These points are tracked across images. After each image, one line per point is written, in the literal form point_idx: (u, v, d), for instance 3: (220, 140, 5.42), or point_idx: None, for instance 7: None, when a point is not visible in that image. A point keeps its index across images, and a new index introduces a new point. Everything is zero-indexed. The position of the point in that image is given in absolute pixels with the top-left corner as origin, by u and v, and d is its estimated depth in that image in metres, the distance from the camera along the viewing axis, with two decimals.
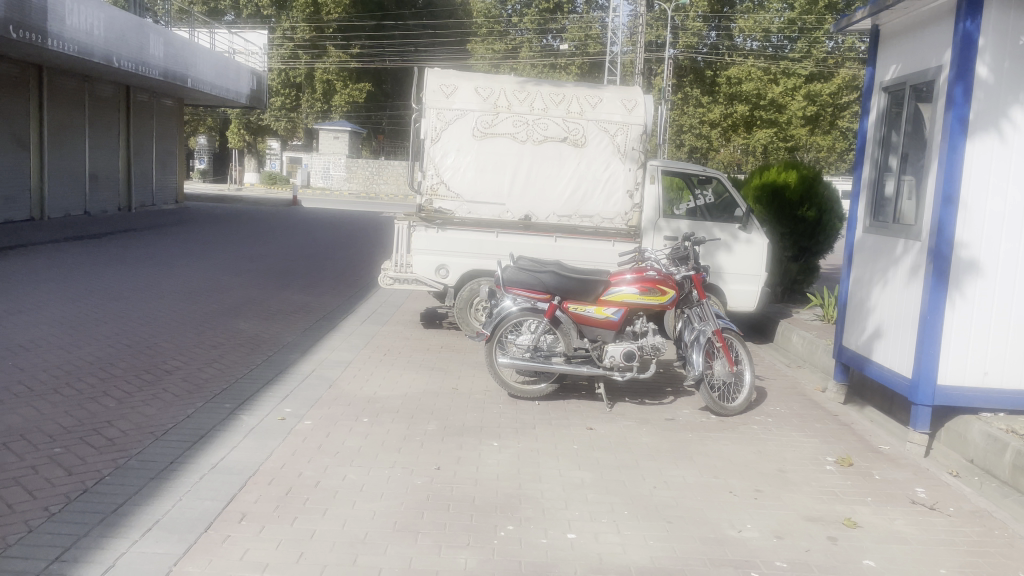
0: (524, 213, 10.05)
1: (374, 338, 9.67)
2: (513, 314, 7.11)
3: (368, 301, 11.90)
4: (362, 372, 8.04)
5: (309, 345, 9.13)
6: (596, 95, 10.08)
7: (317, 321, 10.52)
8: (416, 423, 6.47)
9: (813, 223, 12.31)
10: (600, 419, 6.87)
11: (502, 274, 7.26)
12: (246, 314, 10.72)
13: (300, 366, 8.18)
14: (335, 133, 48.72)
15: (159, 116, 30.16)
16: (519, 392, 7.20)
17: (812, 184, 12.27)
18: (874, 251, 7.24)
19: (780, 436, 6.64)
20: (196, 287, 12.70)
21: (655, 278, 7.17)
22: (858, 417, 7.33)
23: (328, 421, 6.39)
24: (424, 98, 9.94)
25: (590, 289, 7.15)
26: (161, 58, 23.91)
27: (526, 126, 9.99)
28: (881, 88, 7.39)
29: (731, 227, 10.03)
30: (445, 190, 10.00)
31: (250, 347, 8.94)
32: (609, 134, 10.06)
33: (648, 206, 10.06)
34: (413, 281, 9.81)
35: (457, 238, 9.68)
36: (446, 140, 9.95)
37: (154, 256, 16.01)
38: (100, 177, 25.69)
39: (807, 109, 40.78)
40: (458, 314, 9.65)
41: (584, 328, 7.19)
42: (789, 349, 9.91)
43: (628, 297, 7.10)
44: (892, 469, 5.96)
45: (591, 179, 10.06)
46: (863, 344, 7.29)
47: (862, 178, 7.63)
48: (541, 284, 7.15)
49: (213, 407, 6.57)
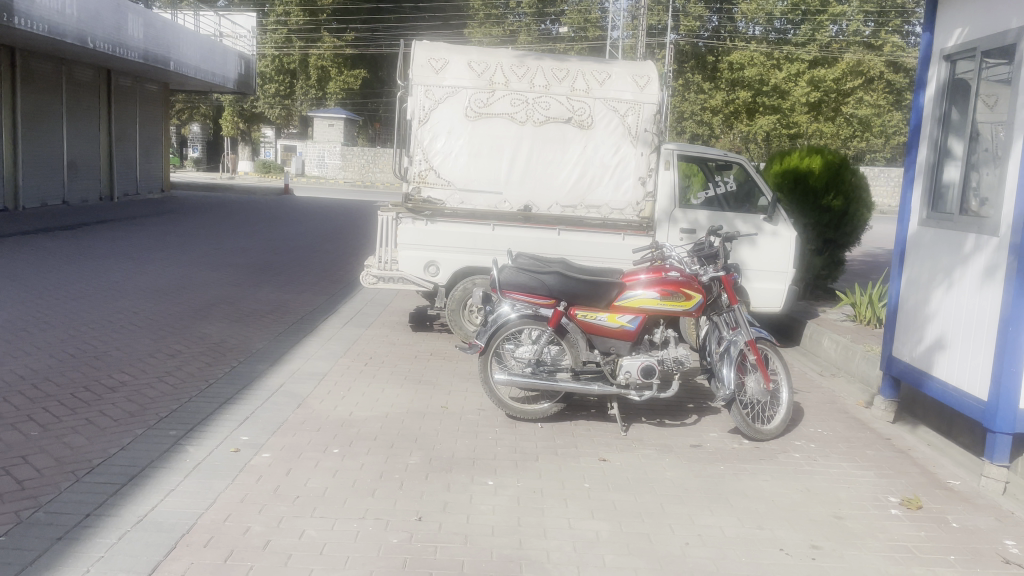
0: (523, 203, 8.98)
1: (356, 344, 8.61)
2: (511, 322, 6.08)
3: (353, 301, 10.83)
4: (339, 387, 6.99)
5: (282, 353, 8.09)
6: (604, 71, 8.99)
7: (295, 323, 9.46)
8: (396, 455, 5.43)
9: (840, 213, 11.33)
10: (614, 446, 5.83)
11: (499, 276, 6.13)
12: (215, 316, 9.64)
13: (268, 379, 7.13)
14: (329, 121, 47.49)
15: (142, 102, 28.96)
16: (519, 414, 6.17)
17: (839, 171, 11.25)
18: (934, 247, 6.22)
19: (829, 468, 5.60)
20: (166, 285, 11.61)
21: (678, 280, 6.08)
22: (914, 441, 6.32)
23: (290, 454, 5.35)
24: (411, 73, 8.86)
25: (603, 292, 6.06)
26: (140, 40, 22.70)
27: (526, 105, 8.91)
28: (941, 57, 6.33)
29: (755, 218, 8.96)
30: (435, 177, 8.92)
31: (215, 356, 7.90)
32: (619, 114, 8.98)
33: (662, 195, 8.94)
34: (399, 280, 8.78)
35: (449, 232, 8.64)
36: (436, 121, 8.89)
37: (127, 250, 14.93)
38: (79, 165, 24.55)
39: (811, 95, 39.48)
40: (450, 317, 8.58)
41: (594, 338, 6.14)
42: (821, 355, 8.86)
43: (647, 303, 6.03)
44: (970, 514, 4.94)
45: (598, 165, 8.98)
46: (920, 356, 6.28)
47: (916, 162, 6.58)
48: (543, 286, 6.05)
49: (154, 437, 5.52)
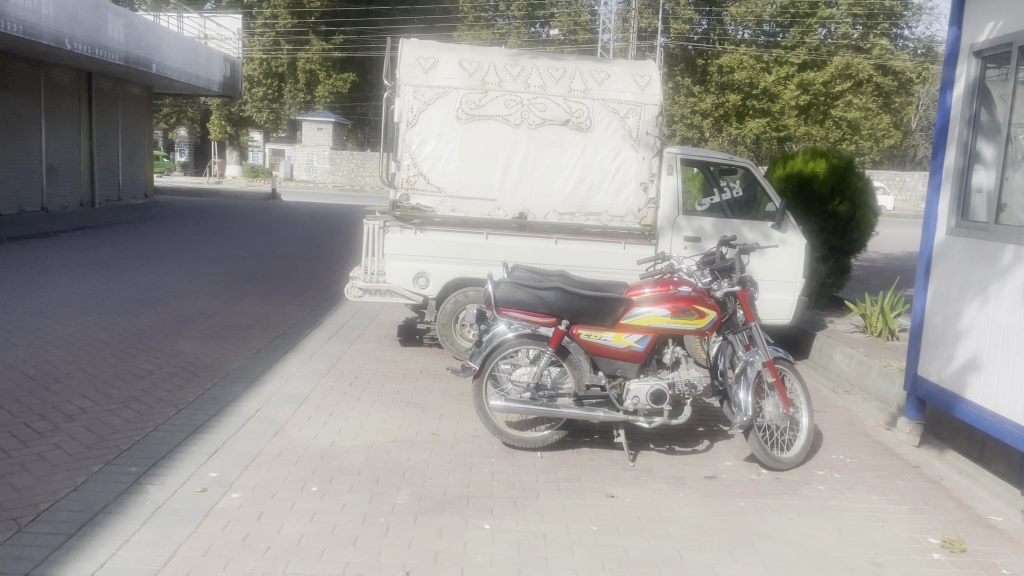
0: (518, 211, 8.46)
1: (340, 362, 8.07)
2: (508, 342, 5.56)
3: (338, 313, 10.27)
4: (320, 411, 6.45)
5: (261, 372, 7.54)
6: (603, 70, 8.52)
7: (276, 339, 8.92)
8: (381, 494, 4.90)
9: (846, 218, 10.83)
10: (621, 478, 5.33)
11: (493, 291, 5.58)
12: (191, 332, 9.08)
13: (244, 403, 6.59)
14: (318, 125, 46.79)
15: (125, 106, 28.30)
16: (517, 442, 5.65)
17: (845, 176, 10.76)
18: (967, 258, 5.74)
19: (857, 503, 5.11)
20: (142, 297, 11.03)
21: (690, 296, 5.57)
22: (944, 468, 5.84)
23: (263, 494, 4.82)
24: (399, 73, 8.35)
25: (608, 309, 5.55)
26: (120, 41, 22.07)
27: (520, 106, 8.41)
28: (971, 53, 5.84)
29: (763, 226, 8.44)
30: (424, 183, 8.40)
31: (188, 376, 7.34)
32: (619, 115, 8.48)
33: (665, 201, 8.40)
34: (386, 293, 8.28)
35: (439, 241, 8.14)
36: (425, 124, 8.37)
37: (104, 259, 14.33)
38: (58, 170, 23.89)
39: (801, 98, 38.98)
40: (441, 331, 8.07)
41: (599, 359, 5.62)
42: (832, 369, 8.38)
43: (657, 321, 5.53)
44: (1020, 558, 4.46)
45: (598, 170, 8.48)
46: (950, 376, 5.80)
47: (943, 165, 6.10)
48: (544, 303, 5.52)
49: (110, 477, 5.02)
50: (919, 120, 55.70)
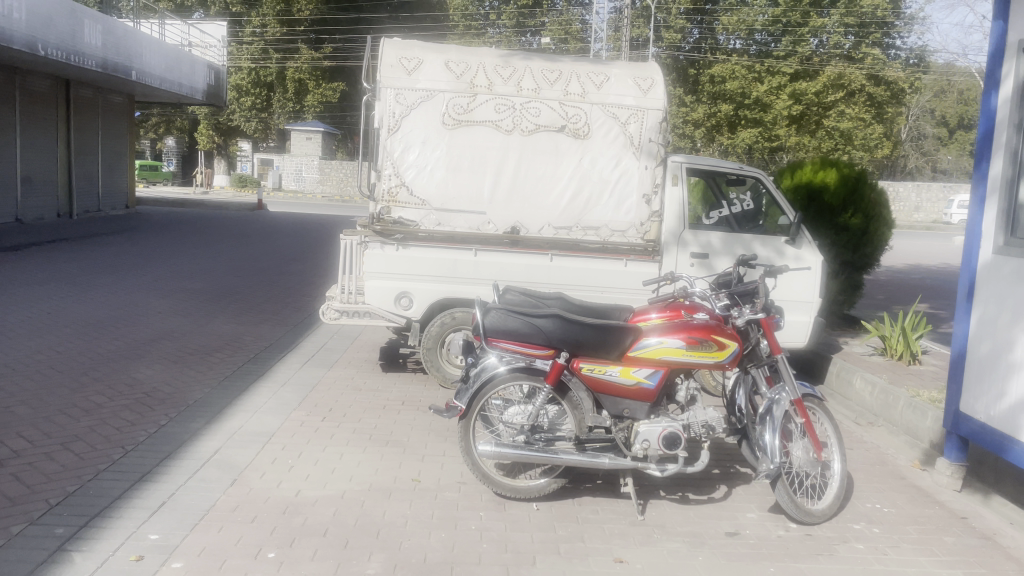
0: (510, 225, 7.73)
1: (314, 391, 7.33)
2: (500, 377, 4.84)
3: (317, 335, 9.54)
4: (287, 452, 5.70)
5: (225, 403, 6.80)
6: (602, 72, 7.87)
7: (246, 364, 8.17)
8: (349, 561, 4.17)
9: (858, 232, 10.18)
10: (629, 536, 4.61)
11: (482, 319, 4.86)
12: (153, 357, 8.31)
13: (203, 443, 5.84)
14: (307, 134, 45.99)
15: (105, 114, 27.49)
16: (509, 491, 4.93)
17: (858, 186, 10.18)
18: (1020, 280, 5.06)
19: (904, 567, 4.40)
20: (107, 317, 10.26)
21: (708, 325, 4.84)
22: (996, 521, 5.14)
23: (210, 564, 4.08)
24: (379, 74, 7.67)
25: (614, 340, 4.82)
26: (98, 48, 21.31)
27: (512, 111, 7.71)
28: (1020, 50, 5.19)
29: (775, 241, 7.77)
30: (406, 195, 7.69)
31: (142, 409, 6.58)
32: (620, 121, 7.80)
33: (670, 214, 7.69)
34: (366, 315, 7.54)
35: (422, 259, 7.44)
36: (407, 130, 7.67)
37: (73, 274, 13.55)
38: (34, 181, 23.05)
39: (794, 108, 38.35)
40: (425, 356, 7.40)
41: (603, 398, 4.89)
42: (853, 399, 7.69)
43: (669, 354, 4.80)
44: None
45: (596, 180, 7.78)
46: (1002, 415, 5.11)
47: (990, 175, 5.43)
48: (540, 333, 4.81)
49: (31, 540, 4.26)
50: (910, 130, 55.37)
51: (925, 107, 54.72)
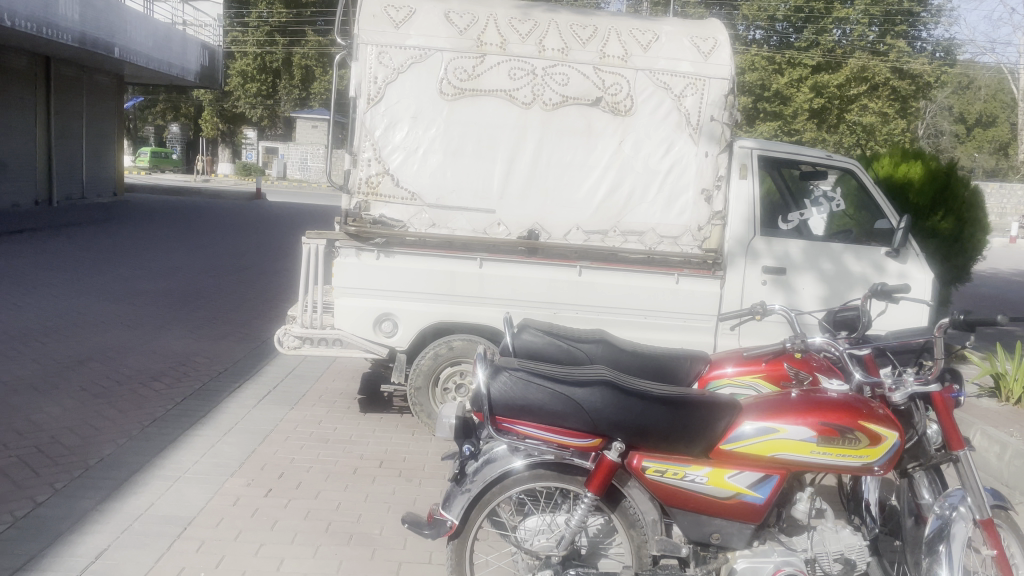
0: (526, 228, 5.90)
1: (265, 442, 5.58)
2: (514, 476, 3.04)
3: (288, 356, 7.82)
4: (201, 558, 3.94)
5: (140, 465, 5.04)
6: (649, 30, 6.06)
7: (186, 399, 6.38)
8: None
9: (950, 239, 8.32)
10: None
11: (487, 385, 3.06)
12: (72, 387, 6.56)
13: (85, 539, 4.07)
14: (312, 122, 43.67)
15: (91, 95, 25.71)
16: None
17: (947, 183, 8.36)
18: None
19: None
20: (38, 329, 8.51)
21: (848, 406, 3.04)
22: None
23: None
24: (359, 26, 5.88)
25: (699, 425, 3.01)
26: (75, 20, 19.40)
27: (532, 76, 5.90)
28: None
29: (873, 253, 5.92)
30: (391, 186, 5.88)
31: (21, 475, 4.81)
32: (672, 93, 5.97)
33: (737, 215, 5.86)
34: (335, 343, 5.77)
35: (415, 271, 5.68)
36: (393, 101, 5.87)
37: (23, 273, 11.82)
38: (8, 166, 21.21)
39: (814, 102, 34.22)
40: (413, 398, 5.69)
41: (679, 513, 3.09)
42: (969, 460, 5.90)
43: (791, 452, 2.99)
44: None
45: (641, 170, 5.95)
46: None
47: None
48: (579, 412, 3.01)
49: None
50: (926, 128, 51.36)
51: (944, 104, 51.87)
